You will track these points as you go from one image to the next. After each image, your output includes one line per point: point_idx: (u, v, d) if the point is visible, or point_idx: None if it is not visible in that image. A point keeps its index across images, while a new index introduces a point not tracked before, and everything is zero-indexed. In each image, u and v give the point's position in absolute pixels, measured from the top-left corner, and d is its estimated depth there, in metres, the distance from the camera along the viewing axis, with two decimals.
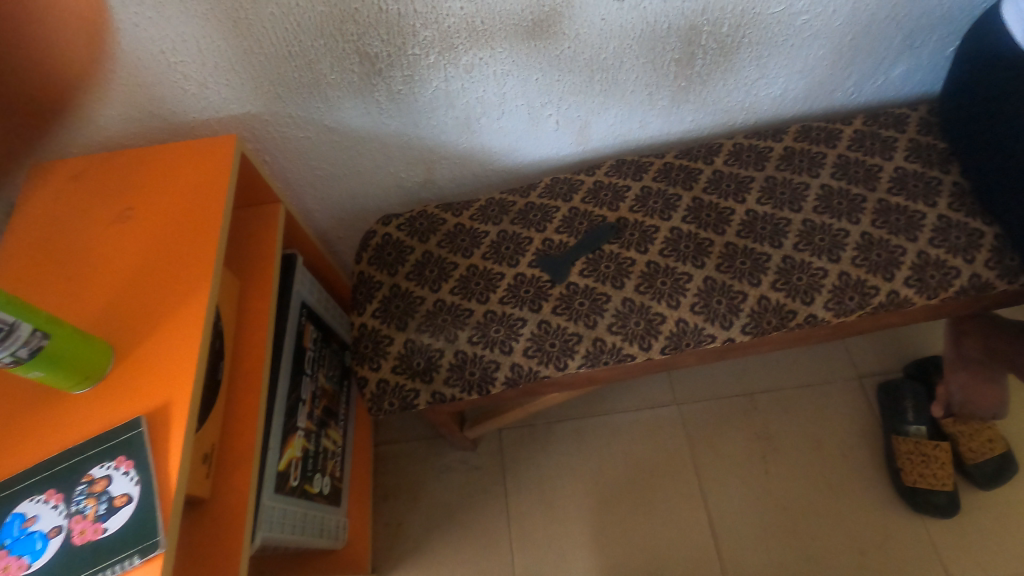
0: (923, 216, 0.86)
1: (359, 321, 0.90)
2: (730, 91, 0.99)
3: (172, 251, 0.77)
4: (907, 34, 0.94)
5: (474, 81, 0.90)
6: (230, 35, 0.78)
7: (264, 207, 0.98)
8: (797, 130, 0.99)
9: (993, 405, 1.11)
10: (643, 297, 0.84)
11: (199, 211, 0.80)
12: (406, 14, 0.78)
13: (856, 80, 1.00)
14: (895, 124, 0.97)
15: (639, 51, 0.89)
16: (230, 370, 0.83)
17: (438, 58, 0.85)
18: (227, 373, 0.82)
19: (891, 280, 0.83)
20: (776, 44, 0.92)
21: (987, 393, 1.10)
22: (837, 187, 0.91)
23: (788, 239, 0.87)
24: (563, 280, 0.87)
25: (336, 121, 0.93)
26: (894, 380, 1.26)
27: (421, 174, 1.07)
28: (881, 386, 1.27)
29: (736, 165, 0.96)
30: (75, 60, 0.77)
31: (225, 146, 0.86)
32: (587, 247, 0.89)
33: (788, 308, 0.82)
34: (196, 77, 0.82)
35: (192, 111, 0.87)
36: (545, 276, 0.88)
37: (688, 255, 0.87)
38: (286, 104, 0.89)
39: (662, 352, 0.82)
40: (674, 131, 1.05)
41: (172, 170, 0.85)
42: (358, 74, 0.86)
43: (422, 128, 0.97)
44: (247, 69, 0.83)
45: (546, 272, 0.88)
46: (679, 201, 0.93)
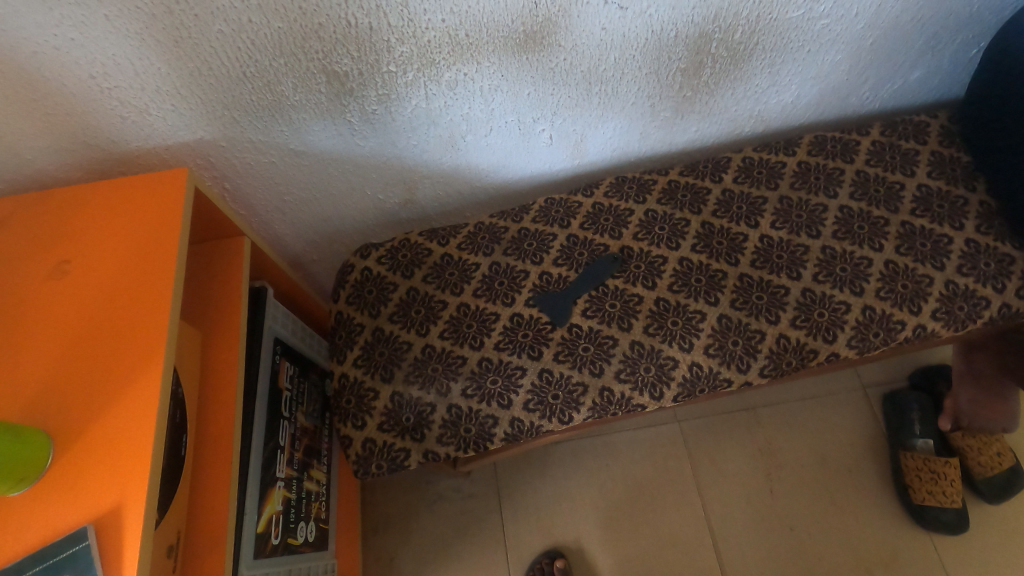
0: (949, 241, 0.80)
1: (340, 370, 0.81)
2: (738, 100, 0.90)
3: (115, 317, 0.66)
4: (931, 37, 0.85)
5: (458, 98, 0.80)
6: (171, 57, 0.66)
7: (225, 241, 0.87)
8: (811, 142, 0.91)
9: (1002, 418, 1.08)
10: (653, 340, 0.77)
11: (145, 265, 0.70)
12: (378, 28, 0.68)
13: (873, 84, 0.92)
14: (915, 133, 0.90)
15: (643, 61, 0.80)
16: (194, 440, 0.74)
17: (417, 75, 0.75)
18: (191, 445, 0.73)
19: (917, 313, 0.77)
20: (792, 50, 0.83)
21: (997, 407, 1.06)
22: (857, 209, 0.83)
23: (807, 269, 0.80)
24: (565, 322, 0.79)
25: (304, 144, 0.83)
26: (900, 391, 1.22)
27: (402, 195, 0.97)
28: (886, 396, 1.23)
29: (747, 182, 0.88)
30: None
31: (173, 185, 0.75)
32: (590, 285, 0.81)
33: (809, 347, 0.76)
34: (136, 103, 0.71)
35: (135, 140, 0.76)
36: (545, 318, 0.79)
37: (701, 290, 0.79)
38: (244, 128, 0.78)
39: (675, 399, 0.76)
40: (677, 142, 0.96)
41: (115, 212, 0.74)
42: (326, 95, 0.75)
43: (401, 148, 0.87)
44: (195, 93, 0.71)
45: (545, 312, 0.80)
46: (687, 226, 0.85)
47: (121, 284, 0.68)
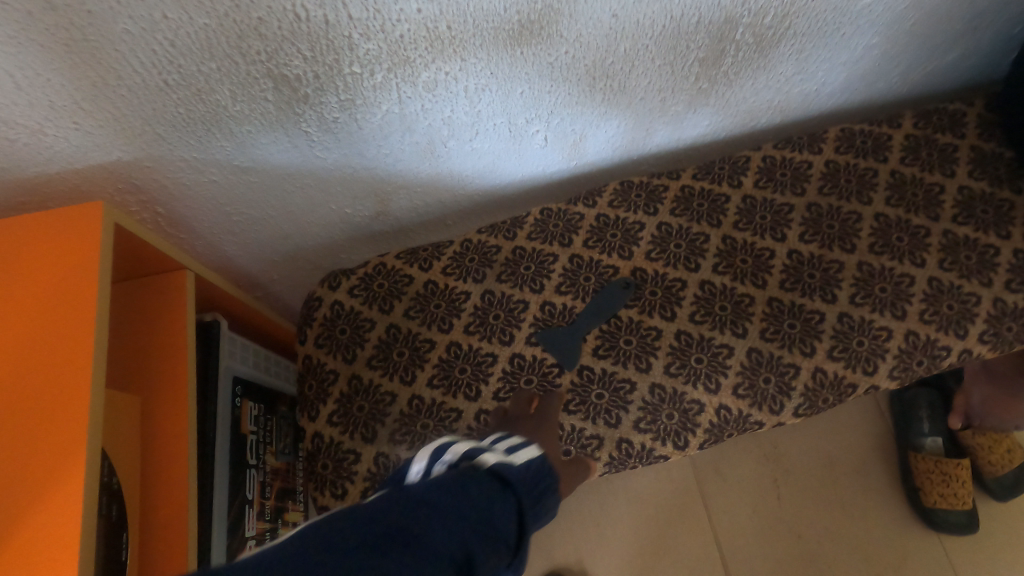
0: (997, 252, 0.71)
1: (312, 429, 0.69)
2: (758, 90, 0.78)
3: (19, 403, 0.52)
4: (977, 15, 0.75)
5: (438, 100, 0.66)
6: (65, 64, 0.50)
7: (164, 276, 0.73)
8: (838, 136, 0.80)
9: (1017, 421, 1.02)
10: (675, 381, 0.67)
11: (54, 331, 0.55)
12: (337, 21, 0.53)
13: (906, 69, 0.81)
14: (951, 125, 0.80)
15: (657, 51, 0.67)
16: (139, 525, 0.61)
17: (387, 75, 0.61)
18: (135, 532, 0.61)
19: (964, 337, 0.69)
20: (826, 34, 0.71)
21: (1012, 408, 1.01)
22: (894, 217, 0.74)
23: (843, 290, 0.71)
24: (573, 365, 0.69)
25: (250, 160, 0.68)
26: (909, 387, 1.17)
27: (374, 208, 0.84)
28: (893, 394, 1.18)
29: (770, 186, 0.78)
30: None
31: (86, 222, 0.59)
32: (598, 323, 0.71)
33: (848, 381, 0.68)
34: (25, 123, 0.55)
35: (32, 166, 0.59)
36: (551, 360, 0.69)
37: (726, 319, 0.69)
38: (172, 145, 0.63)
39: (700, 447, 0.67)
40: (686, 138, 0.85)
41: (18, 259, 0.59)
42: (275, 103, 0.61)
43: (370, 158, 0.73)
44: (103, 106, 0.55)
45: (550, 352, 0.70)
46: (706, 242, 0.74)
47: (25, 359, 0.54)
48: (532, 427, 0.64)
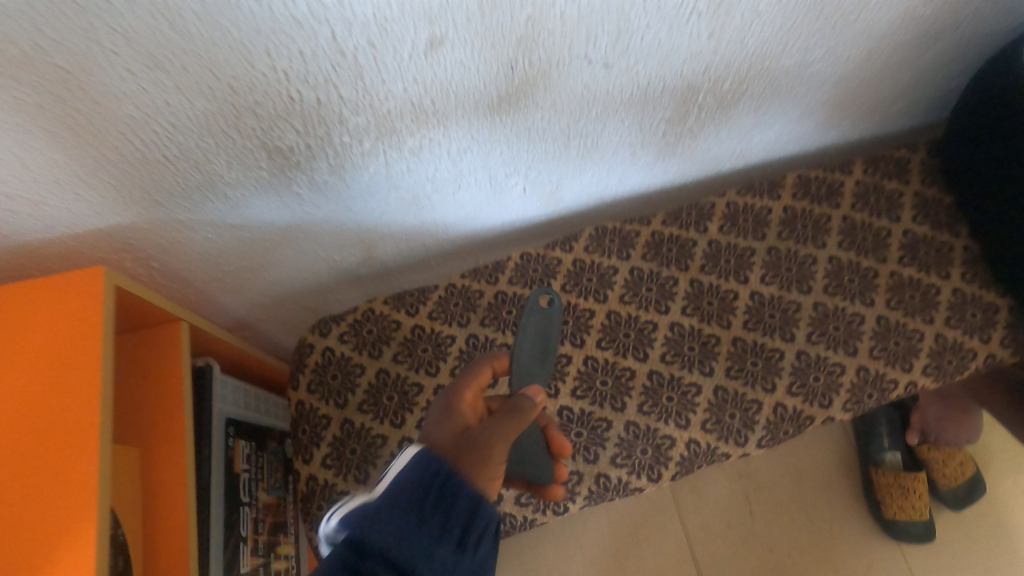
0: (937, 291, 0.79)
1: (307, 472, 0.73)
2: (721, 142, 0.84)
3: (18, 476, 0.56)
4: (917, 75, 0.81)
5: (423, 161, 0.70)
6: (72, 147, 0.53)
7: (158, 328, 0.75)
8: (796, 184, 0.85)
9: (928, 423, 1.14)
10: (648, 419, 0.73)
11: (54, 399, 0.59)
12: (328, 101, 0.57)
13: (856, 121, 0.87)
14: (897, 171, 0.86)
15: (627, 113, 0.72)
16: (143, 556, 0.65)
17: (375, 143, 0.65)
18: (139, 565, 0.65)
19: (910, 370, 0.75)
20: (781, 95, 0.77)
21: (949, 420, 1.11)
22: (846, 259, 0.80)
23: (800, 329, 0.77)
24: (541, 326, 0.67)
25: (243, 219, 0.71)
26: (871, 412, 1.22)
27: (360, 254, 0.88)
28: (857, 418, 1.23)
29: (733, 232, 0.83)
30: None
31: (85, 289, 0.63)
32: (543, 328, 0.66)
33: (806, 414, 0.73)
34: (30, 198, 0.57)
35: (33, 232, 0.61)
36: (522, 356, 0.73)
37: (694, 359, 0.75)
38: (168, 209, 0.65)
39: (673, 478, 0.72)
40: (654, 183, 0.90)
41: (27, 323, 0.62)
42: (269, 170, 0.65)
43: (357, 212, 0.77)
44: (106, 180, 0.58)
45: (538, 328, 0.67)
46: (675, 286, 0.79)
47: (21, 432, 0.58)
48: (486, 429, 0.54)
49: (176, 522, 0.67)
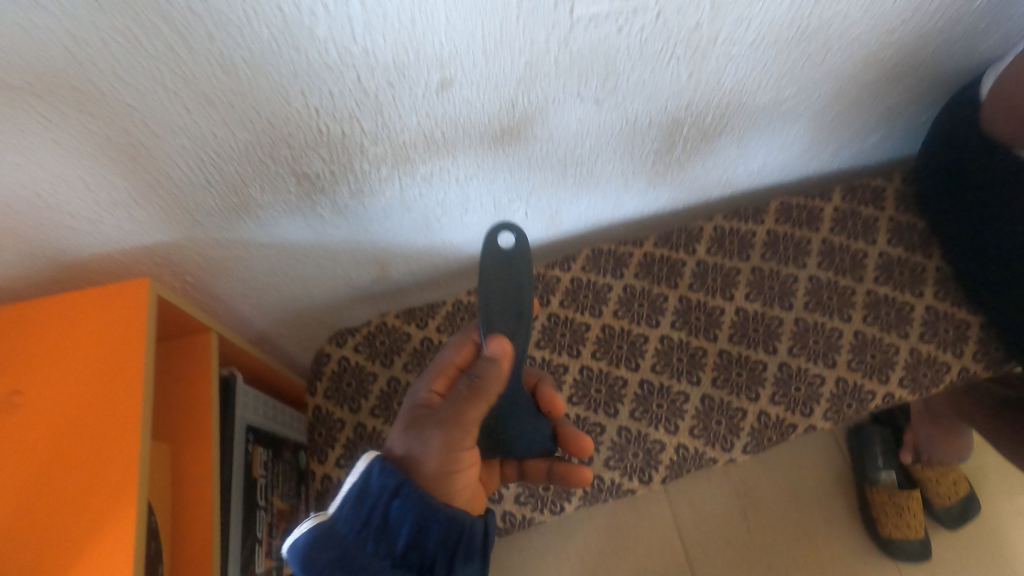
0: (912, 308, 0.84)
1: (323, 472, 0.79)
2: (707, 171, 0.91)
3: (67, 464, 0.62)
4: (887, 111, 0.88)
5: (434, 187, 0.78)
6: (129, 172, 0.62)
7: (190, 337, 0.82)
8: (778, 210, 0.90)
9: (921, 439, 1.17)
10: (639, 424, 0.79)
11: (101, 396, 0.65)
12: (351, 133, 0.65)
13: (834, 152, 0.94)
14: (874, 199, 0.92)
15: (618, 145, 0.80)
16: (170, 545, 0.71)
17: (391, 171, 0.73)
18: (167, 553, 0.71)
19: (886, 382, 0.80)
20: (760, 129, 0.85)
21: (940, 435, 1.16)
22: (826, 279, 0.86)
23: (782, 343, 0.83)
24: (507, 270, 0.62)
25: (271, 238, 0.79)
26: (865, 425, 1.25)
27: (374, 273, 0.95)
28: (852, 430, 1.26)
29: (720, 254, 0.88)
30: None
31: (132, 298, 0.70)
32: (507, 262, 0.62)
33: (789, 422, 0.79)
34: (89, 216, 0.65)
35: (88, 246, 0.69)
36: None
37: (682, 370, 0.81)
38: (205, 228, 0.73)
39: (663, 482, 0.78)
40: (647, 209, 0.97)
41: (76, 328, 0.69)
42: (296, 194, 0.72)
43: (373, 233, 0.85)
44: (154, 202, 0.67)
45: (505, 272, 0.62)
46: (665, 302, 0.85)
47: (70, 426, 0.64)
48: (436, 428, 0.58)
49: (201, 511, 0.73)
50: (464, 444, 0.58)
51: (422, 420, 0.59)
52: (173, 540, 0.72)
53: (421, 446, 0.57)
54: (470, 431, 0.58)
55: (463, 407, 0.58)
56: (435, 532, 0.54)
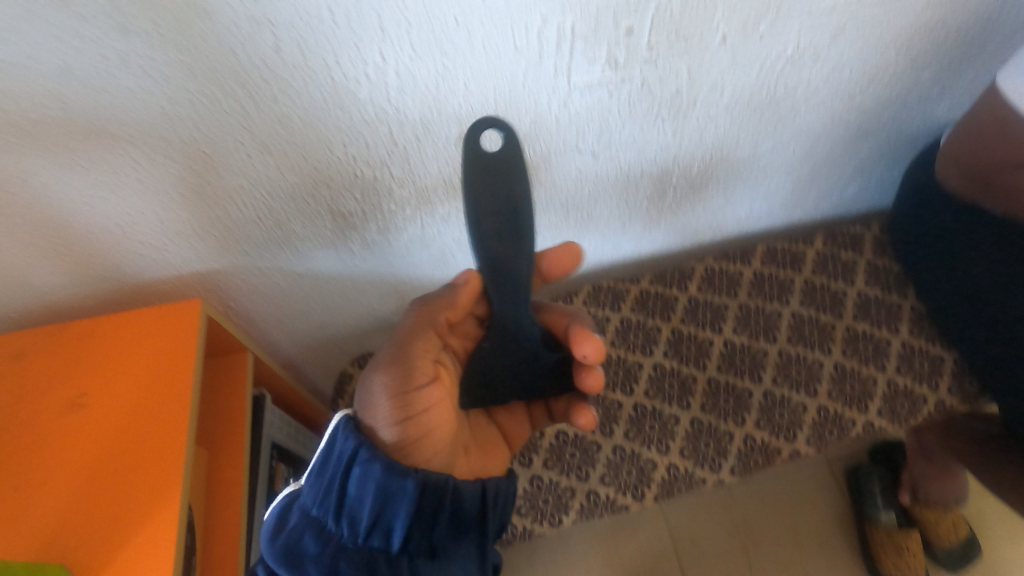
0: (888, 343, 0.92)
1: None
2: (697, 217, 1.01)
3: (120, 459, 0.71)
4: (859, 165, 0.97)
5: (451, 226, 0.89)
6: (194, 208, 0.73)
7: (229, 356, 0.92)
8: (764, 253, 0.98)
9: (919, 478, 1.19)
10: (633, 444, 0.87)
11: (154, 401, 0.75)
12: (382, 178, 0.77)
13: (815, 202, 1.04)
14: (853, 244, 0.99)
15: (614, 192, 0.90)
16: (203, 541, 0.79)
17: (414, 211, 0.84)
18: (200, 548, 0.78)
19: (865, 411, 0.88)
20: (743, 180, 0.95)
21: (943, 479, 1.17)
22: (807, 315, 0.94)
23: (767, 373, 0.91)
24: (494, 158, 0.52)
25: (305, 269, 0.90)
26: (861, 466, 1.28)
27: (394, 303, 1.05)
28: (849, 470, 1.29)
29: (709, 291, 0.96)
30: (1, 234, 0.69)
31: (185, 317, 0.80)
32: (486, 165, 0.52)
33: (773, 447, 0.87)
34: (156, 244, 0.77)
35: (151, 271, 0.81)
36: (568, 261, 0.62)
37: (674, 395, 0.89)
38: (252, 258, 0.84)
39: (655, 499, 0.85)
40: (644, 250, 1.06)
41: (134, 341, 0.79)
42: (331, 229, 0.83)
43: (395, 267, 0.95)
44: (212, 234, 0.78)
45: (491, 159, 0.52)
46: (659, 333, 0.93)
47: (125, 426, 0.73)
48: (383, 378, 0.56)
49: (232, 512, 0.81)
50: (416, 386, 0.56)
51: (381, 365, 0.57)
52: (206, 538, 0.79)
53: (369, 405, 0.56)
54: (414, 370, 0.56)
55: (422, 339, 0.58)
56: (402, 502, 0.52)
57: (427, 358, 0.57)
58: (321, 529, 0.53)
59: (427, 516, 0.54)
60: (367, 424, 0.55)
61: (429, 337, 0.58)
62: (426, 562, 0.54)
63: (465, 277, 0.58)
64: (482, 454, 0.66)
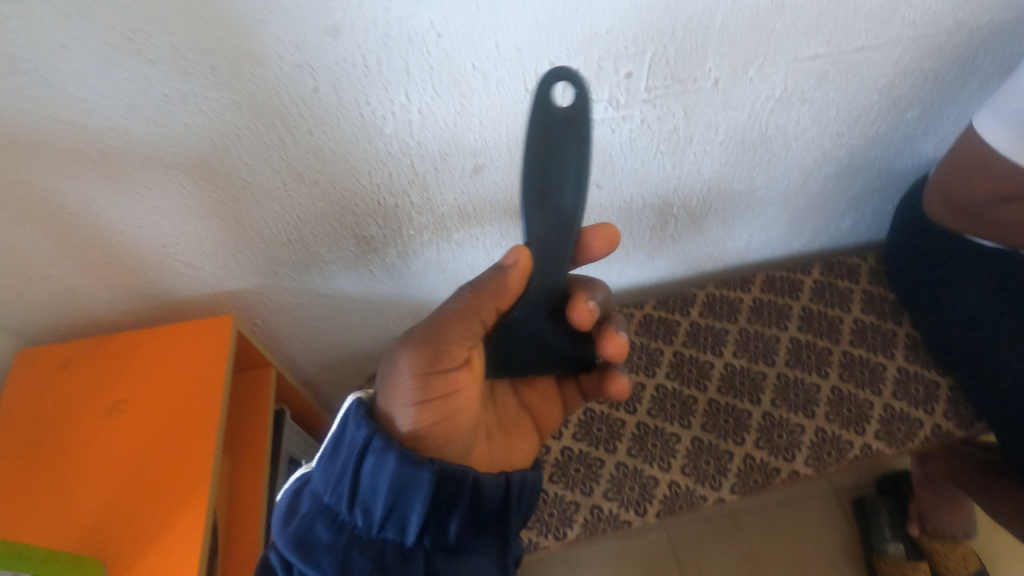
0: (884, 368, 0.95)
1: None
2: (698, 246, 1.06)
3: (152, 461, 0.76)
4: (852, 199, 1.03)
5: (465, 251, 0.95)
6: (231, 230, 0.80)
7: (254, 371, 0.98)
8: (763, 281, 1.04)
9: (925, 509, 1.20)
10: (635, 461, 0.90)
11: (186, 408, 0.80)
12: (402, 205, 0.83)
13: (812, 233, 1.09)
14: (849, 273, 1.04)
15: (619, 222, 0.96)
16: (223, 544, 0.83)
17: (431, 237, 0.91)
18: (219, 550, 0.82)
19: (863, 434, 0.90)
20: (741, 211, 1.00)
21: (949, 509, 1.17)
22: (804, 340, 0.98)
23: (766, 394, 0.94)
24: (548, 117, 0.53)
25: (328, 290, 0.96)
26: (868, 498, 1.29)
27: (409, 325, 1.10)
28: (856, 501, 1.30)
29: (711, 316, 1.01)
30: (59, 252, 0.76)
31: (217, 332, 0.87)
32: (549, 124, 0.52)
33: (772, 466, 0.89)
34: (194, 263, 0.84)
35: (188, 289, 0.88)
36: (604, 242, 0.61)
37: (676, 414, 0.93)
38: (280, 278, 0.91)
39: (657, 515, 0.87)
40: (648, 278, 1.11)
41: (170, 353, 0.85)
42: (354, 252, 0.90)
43: (412, 289, 1.01)
44: (245, 254, 0.85)
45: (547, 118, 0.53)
46: (661, 355, 0.98)
47: (158, 431, 0.78)
48: (414, 357, 0.57)
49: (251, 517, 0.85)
50: (443, 373, 0.57)
51: (417, 344, 0.57)
52: (225, 541, 0.83)
53: (395, 379, 0.57)
54: (445, 353, 0.57)
55: (460, 325, 0.58)
56: (418, 492, 0.53)
57: (463, 344, 0.58)
58: (334, 516, 0.53)
59: (442, 508, 0.54)
60: (391, 394, 0.57)
61: (470, 322, 0.58)
62: (440, 556, 0.55)
63: (515, 258, 0.56)
64: (506, 441, 0.68)
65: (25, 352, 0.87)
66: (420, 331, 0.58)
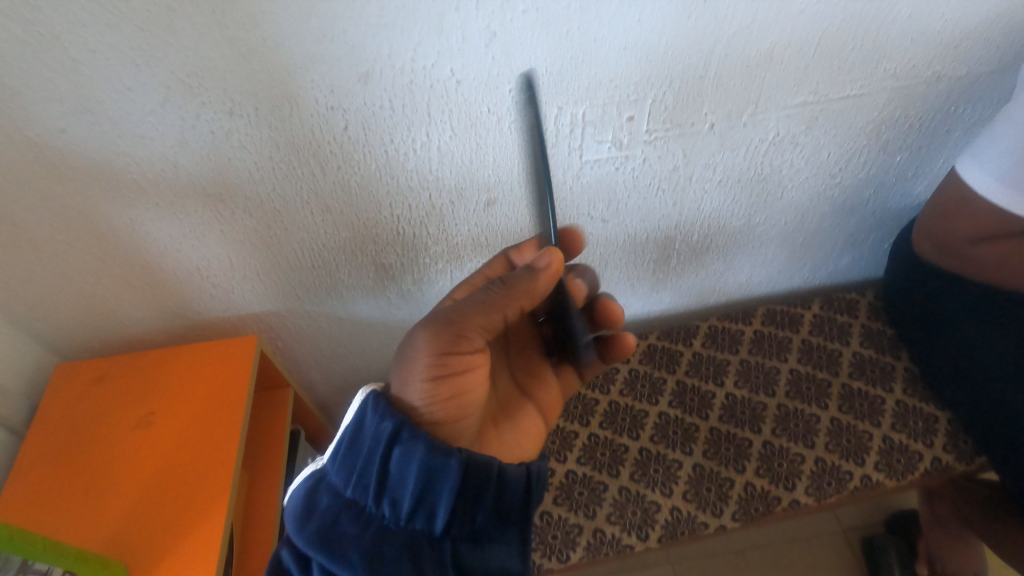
0: (882, 401, 0.98)
1: None
2: (700, 280, 1.10)
3: (177, 470, 0.80)
4: (849, 237, 1.07)
5: None
6: (260, 255, 0.86)
7: (274, 391, 1.03)
8: (764, 314, 1.08)
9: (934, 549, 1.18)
10: (638, 485, 0.92)
11: (210, 421, 0.85)
12: (419, 235, 0.89)
13: (811, 269, 1.13)
14: (848, 308, 1.07)
15: (623, 255, 1.01)
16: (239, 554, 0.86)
17: (445, 266, 0.96)
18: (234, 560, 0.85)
19: (862, 464, 0.92)
20: (741, 247, 1.05)
21: (958, 549, 1.16)
22: (804, 371, 1.01)
23: (766, 424, 0.97)
24: None
25: (347, 314, 1.02)
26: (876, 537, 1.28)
27: None
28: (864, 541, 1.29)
29: (713, 347, 1.05)
30: (104, 273, 0.83)
31: (242, 351, 0.92)
32: None
33: (773, 494, 0.90)
34: (224, 285, 0.90)
35: (217, 310, 0.94)
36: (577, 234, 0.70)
37: (677, 441, 0.96)
38: (302, 302, 0.97)
39: (659, 540, 0.88)
40: (652, 309, 1.16)
41: (198, 370, 0.91)
42: (373, 279, 0.96)
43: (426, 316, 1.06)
44: (272, 278, 0.91)
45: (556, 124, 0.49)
46: (664, 384, 1.01)
47: (184, 442, 0.83)
48: (433, 338, 0.62)
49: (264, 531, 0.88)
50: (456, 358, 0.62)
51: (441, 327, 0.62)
52: (240, 551, 0.86)
53: (413, 358, 0.62)
54: (463, 339, 0.62)
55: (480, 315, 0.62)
56: (444, 481, 0.57)
57: (479, 333, 0.63)
58: (359, 507, 0.57)
59: (467, 499, 0.58)
60: (407, 373, 0.62)
61: (491, 315, 0.63)
62: (464, 545, 0.58)
63: (548, 260, 0.61)
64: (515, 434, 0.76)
65: (63, 366, 0.93)
66: (446, 314, 0.63)
